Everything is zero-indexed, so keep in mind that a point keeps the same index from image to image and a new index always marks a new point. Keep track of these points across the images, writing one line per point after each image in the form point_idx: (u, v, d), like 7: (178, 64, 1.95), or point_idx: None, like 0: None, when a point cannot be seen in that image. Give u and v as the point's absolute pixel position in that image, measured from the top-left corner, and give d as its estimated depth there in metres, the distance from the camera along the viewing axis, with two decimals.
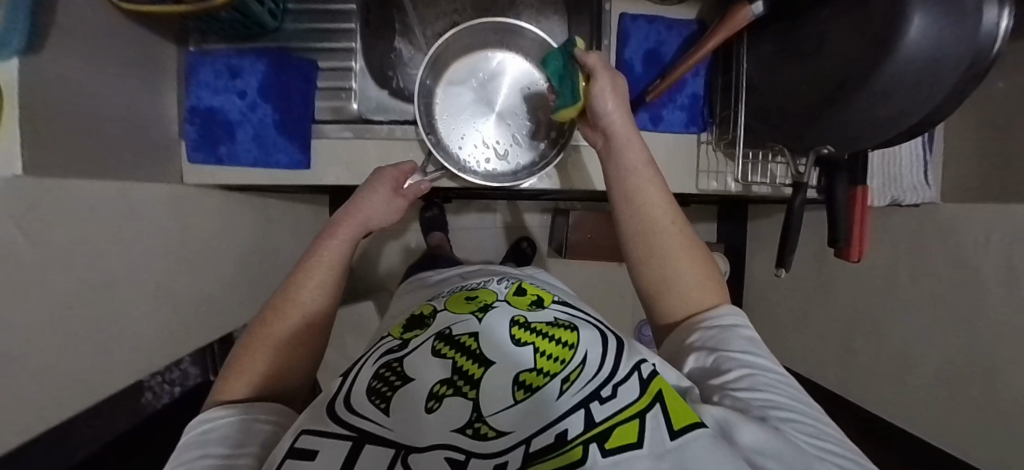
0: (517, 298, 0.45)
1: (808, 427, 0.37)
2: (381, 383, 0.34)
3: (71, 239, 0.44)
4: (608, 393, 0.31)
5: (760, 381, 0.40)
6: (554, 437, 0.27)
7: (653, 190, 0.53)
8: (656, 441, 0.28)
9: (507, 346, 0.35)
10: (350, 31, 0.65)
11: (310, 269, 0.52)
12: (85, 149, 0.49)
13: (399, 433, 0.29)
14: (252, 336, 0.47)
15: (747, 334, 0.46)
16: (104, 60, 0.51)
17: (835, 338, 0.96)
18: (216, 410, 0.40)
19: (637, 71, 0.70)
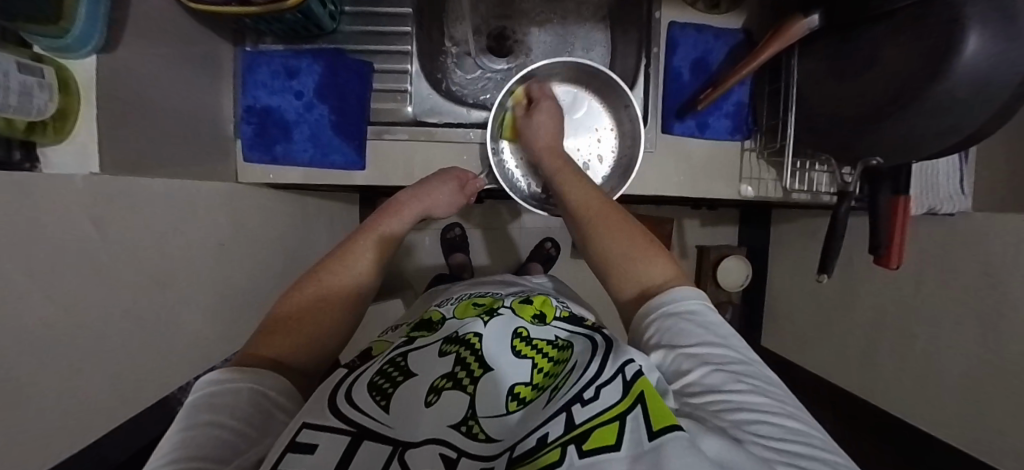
0: (521, 306, 0.49)
1: (776, 427, 0.28)
2: (382, 376, 0.35)
3: (138, 234, 0.45)
4: (591, 394, 0.30)
5: (723, 379, 0.32)
6: (536, 441, 0.27)
7: (587, 193, 0.54)
8: (634, 442, 0.25)
9: (508, 355, 0.39)
10: (406, 35, 0.63)
11: (365, 243, 0.51)
12: (152, 145, 0.49)
13: (399, 429, 0.30)
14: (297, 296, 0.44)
15: (704, 317, 0.38)
16: (174, 59, 0.51)
17: (845, 374, 0.86)
18: (234, 372, 0.34)
19: (685, 79, 0.65)
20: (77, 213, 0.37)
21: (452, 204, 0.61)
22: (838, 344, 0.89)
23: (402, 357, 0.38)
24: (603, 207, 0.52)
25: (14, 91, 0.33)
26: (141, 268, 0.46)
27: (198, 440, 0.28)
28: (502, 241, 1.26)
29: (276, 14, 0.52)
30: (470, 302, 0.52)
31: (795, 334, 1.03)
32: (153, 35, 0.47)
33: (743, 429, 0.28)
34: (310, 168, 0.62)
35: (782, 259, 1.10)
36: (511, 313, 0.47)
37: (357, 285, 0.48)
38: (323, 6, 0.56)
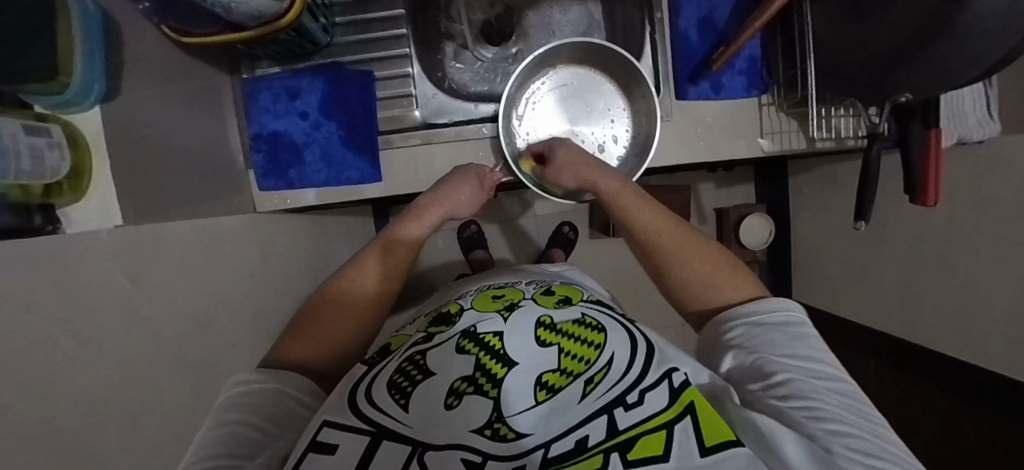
0: (544, 297, 0.50)
1: (864, 444, 0.29)
2: (402, 378, 0.37)
3: (170, 282, 0.45)
4: (634, 398, 0.33)
5: (811, 389, 0.32)
6: (574, 443, 0.31)
7: (647, 213, 0.50)
8: (684, 455, 0.28)
9: (533, 345, 0.40)
10: (402, 37, 0.62)
11: (390, 245, 0.48)
12: (171, 190, 0.49)
13: (420, 428, 0.32)
14: (324, 301, 0.43)
15: (799, 330, 0.37)
16: (176, 99, 0.50)
17: (885, 314, 0.86)
18: (257, 373, 0.36)
19: (693, 41, 0.63)
20: (102, 267, 0.37)
21: (477, 202, 0.57)
22: (871, 287, 0.88)
23: (420, 355, 0.40)
24: (668, 236, 0.48)
25: (27, 154, 0.33)
26: (177, 311, 0.45)
27: (224, 435, 0.30)
28: (520, 230, 1.26)
29: (270, 36, 0.50)
30: (489, 294, 0.52)
31: (827, 283, 1.02)
32: (153, 76, 0.46)
33: (831, 440, 0.29)
34: (326, 187, 0.61)
35: (805, 209, 1.08)
36: (532, 304, 0.48)
37: (382, 291, 0.45)
38: (316, 20, 0.54)
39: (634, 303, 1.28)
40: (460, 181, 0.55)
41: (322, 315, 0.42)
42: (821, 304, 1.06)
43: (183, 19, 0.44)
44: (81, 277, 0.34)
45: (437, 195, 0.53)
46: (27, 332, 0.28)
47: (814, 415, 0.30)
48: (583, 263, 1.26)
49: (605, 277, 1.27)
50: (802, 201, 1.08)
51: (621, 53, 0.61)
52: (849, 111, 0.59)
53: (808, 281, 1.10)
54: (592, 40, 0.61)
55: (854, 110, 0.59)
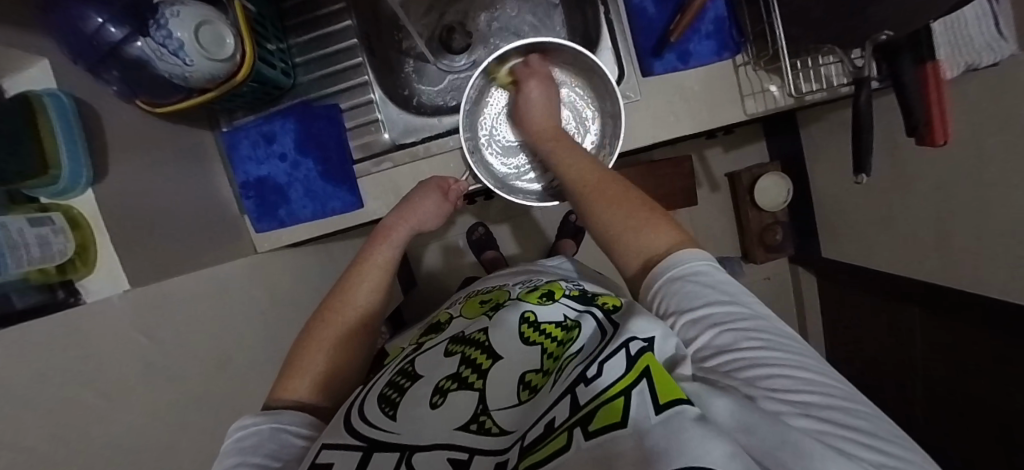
0: (528, 294, 0.48)
1: (789, 380, 0.27)
2: (392, 391, 0.38)
3: (186, 329, 0.50)
4: (594, 372, 0.29)
5: (732, 341, 0.30)
6: (546, 426, 0.28)
7: (579, 166, 0.51)
8: (642, 416, 0.24)
9: (517, 342, 0.40)
10: (360, 65, 0.65)
11: (362, 273, 0.49)
12: (179, 245, 0.54)
13: (408, 433, 0.32)
14: (309, 334, 0.45)
15: (714, 276, 0.35)
16: (164, 163, 0.55)
17: (919, 263, 0.79)
18: (254, 415, 0.37)
19: (651, 12, 0.60)
20: (120, 326, 0.42)
21: (440, 214, 0.59)
22: (903, 234, 0.81)
23: (412, 366, 0.41)
24: (596, 186, 0.48)
25: (34, 243, 0.36)
26: (196, 353, 0.50)
27: None
28: (528, 226, 1.26)
29: (235, 92, 0.53)
30: (476, 299, 0.52)
31: (856, 236, 0.95)
32: (137, 145, 0.51)
33: (757, 390, 0.26)
34: (316, 221, 0.64)
35: (822, 161, 1.00)
36: (517, 302, 0.47)
37: (362, 318, 0.47)
38: (273, 67, 0.57)
39: None
40: (426, 197, 0.57)
41: (308, 347, 0.43)
42: (853, 258, 0.99)
43: (151, 93, 0.48)
44: (98, 339, 0.39)
45: (400, 216, 0.55)
46: (50, 396, 0.33)
47: (738, 368, 0.28)
48: (595, 249, 1.25)
49: None
50: (818, 152, 1.01)
51: (574, 48, 0.60)
52: (830, 57, 0.55)
53: (837, 236, 1.02)
54: (541, 40, 0.60)
55: (837, 55, 0.55)
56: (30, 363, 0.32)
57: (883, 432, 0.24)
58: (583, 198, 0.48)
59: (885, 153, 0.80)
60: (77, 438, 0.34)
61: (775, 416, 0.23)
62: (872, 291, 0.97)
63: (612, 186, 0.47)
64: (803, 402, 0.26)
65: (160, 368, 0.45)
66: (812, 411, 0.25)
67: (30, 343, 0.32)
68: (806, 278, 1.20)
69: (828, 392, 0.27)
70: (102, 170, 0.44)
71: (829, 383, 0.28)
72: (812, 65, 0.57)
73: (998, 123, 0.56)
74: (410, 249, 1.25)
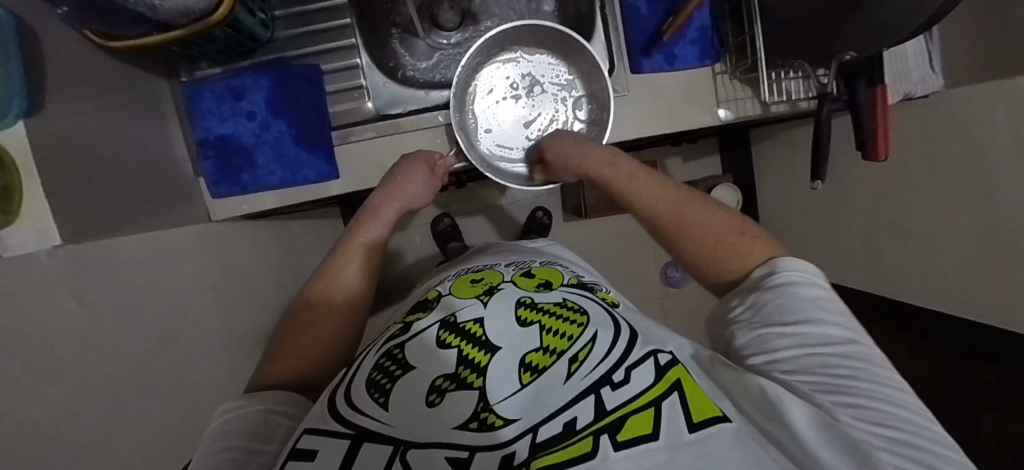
0: (523, 279, 0.48)
1: (875, 415, 0.26)
2: (381, 375, 0.35)
3: (131, 296, 0.43)
4: (620, 377, 0.31)
5: (817, 365, 0.30)
6: (562, 427, 0.28)
7: (649, 183, 0.49)
8: (674, 432, 0.26)
9: (516, 327, 0.39)
10: (347, 27, 0.61)
11: (347, 247, 0.47)
12: (124, 201, 0.47)
13: (402, 428, 0.30)
14: (293, 316, 0.42)
15: (819, 295, 0.33)
16: (111, 106, 0.48)
17: (848, 268, 0.89)
18: (237, 398, 0.33)
19: (643, 12, 0.64)
20: (55, 288, 0.34)
21: (431, 190, 0.57)
22: (836, 245, 0.91)
23: (399, 349, 0.38)
24: (678, 201, 0.46)
25: None
26: (137, 328, 0.43)
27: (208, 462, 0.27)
28: (496, 219, 1.26)
29: (205, 35, 0.48)
30: (468, 279, 0.51)
31: (795, 244, 1.06)
32: (85, 80, 0.44)
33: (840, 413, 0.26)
34: (283, 189, 0.60)
35: (770, 174, 1.10)
36: (513, 287, 0.46)
37: (353, 293, 0.45)
38: (253, 14, 0.52)
39: (614, 280, 1.30)
40: (414, 171, 0.55)
41: (292, 327, 0.40)
42: None
43: (108, 24, 0.41)
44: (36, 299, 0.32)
45: (390, 192, 0.53)
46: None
47: (819, 389, 0.29)
48: None
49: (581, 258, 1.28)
50: (767, 165, 1.11)
51: (571, 35, 0.61)
52: (797, 73, 0.61)
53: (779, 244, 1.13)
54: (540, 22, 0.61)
55: (803, 72, 0.61)
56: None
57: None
58: (663, 219, 0.46)
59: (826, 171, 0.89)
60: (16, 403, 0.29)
61: (849, 435, 0.25)
62: None
63: (692, 205, 0.46)
64: (892, 440, 0.25)
65: (104, 336, 0.38)
66: (889, 441, 0.25)
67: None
68: None
69: (911, 430, 0.25)
70: (37, 104, 0.37)
71: (918, 421, 0.26)
72: (781, 79, 0.62)
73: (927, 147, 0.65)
74: None
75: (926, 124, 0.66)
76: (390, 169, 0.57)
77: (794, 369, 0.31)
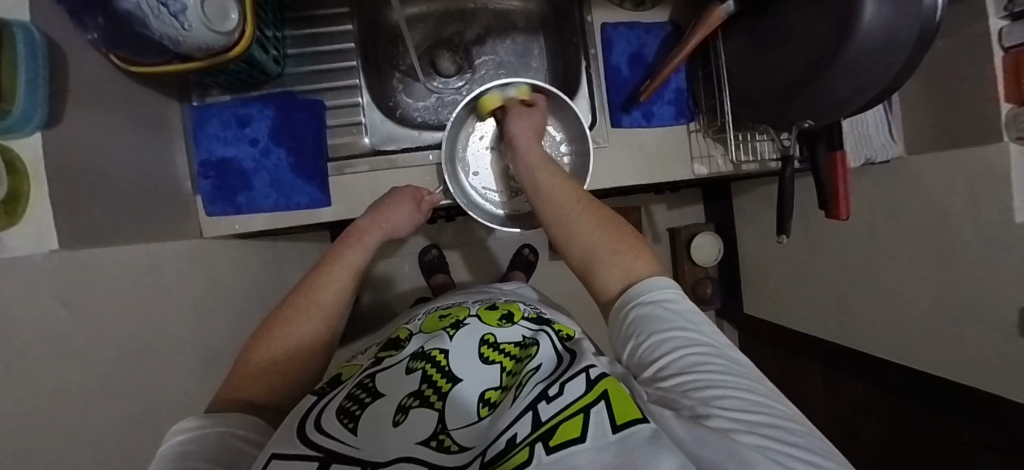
0: (488, 313, 0.50)
1: (731, 399, 0.29)
2: (351, 403, 0.35)
3: (111, 306, 0.44)
4: (555, 391, 0.32)
5: (687, 366, 0.32)
6: (506, 442, 0.28)
7: (561, 186, 0.53)
8: (599, 434, 0.26)
9: (476, 363, 0.40)
10: (352, 69, 0.67)
11: (329, 270, 0.49)
12: (118, 214, 0.48)
13: (369, 449, 0.30)
14: (267, 330, 0.43)
15: (681, 304, 0.37)
16: (121, 124, 0.51)
17: (822, 323, 0.91)
18: (201, 416, 0.33)
19: (624, 74, 0.71)
20: (41, 289, 0.36)
21: (412, 223, 0.61)
22: (809, 297, 0.94)
23: (371, 379, 0.39)
24: (583, 207, 0.50)
25: None
26: (117, 335, 0.44)
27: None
28: (484, 254, 1.27)
29: (219, 67, 0.53)
30: (435, 315, 0.52)
31: (772, 295, 1.08)
32: (98, 98, 0.47)
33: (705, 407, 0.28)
34: (275, 212, 0.62)
35: (749, 226, 1.15)
36: (477, 322, 0.48)
37: (329, 314, 0.46)
38: (267, 52, 0.58)
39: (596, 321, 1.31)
40: (399, 204, 0.59)
41: (266, 341, 0.42)
42: (769, 315, 1.11)
43: (132, 48, 0.46)
44: (16, 298, 0.33)
45: (373, 221, 0.56)
46: None
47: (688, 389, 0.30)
48: (544, 285, 1.28)
49: (566, 296, 1.30)
50: (746, 217, 1.16)
51: (557, 96, 0.67)
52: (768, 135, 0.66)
53: (757, 295, 1.15)
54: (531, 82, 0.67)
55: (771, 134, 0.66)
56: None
57: (814, 448, 0.26)
58: (563, 241, 0.49)
59: (798, 225, 0.94)
60: None
61: (719, 429, 0.26)
62: (784, 348, 1.08)
63: (583, 218, 0.48)
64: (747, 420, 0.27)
65: (77, 347, 0.38)
66: (751, 425, 0.27)
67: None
68: (727, 332, 1.32)
69: (767, 410, 0.28)
70: (53, 119, 0.40)
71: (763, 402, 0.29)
72: (750, 140, 0.67)
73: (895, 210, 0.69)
74: None
75: (890, 189, 0.71)
76: (376, 201, 0.61)
77: (671, 375, 0.32)
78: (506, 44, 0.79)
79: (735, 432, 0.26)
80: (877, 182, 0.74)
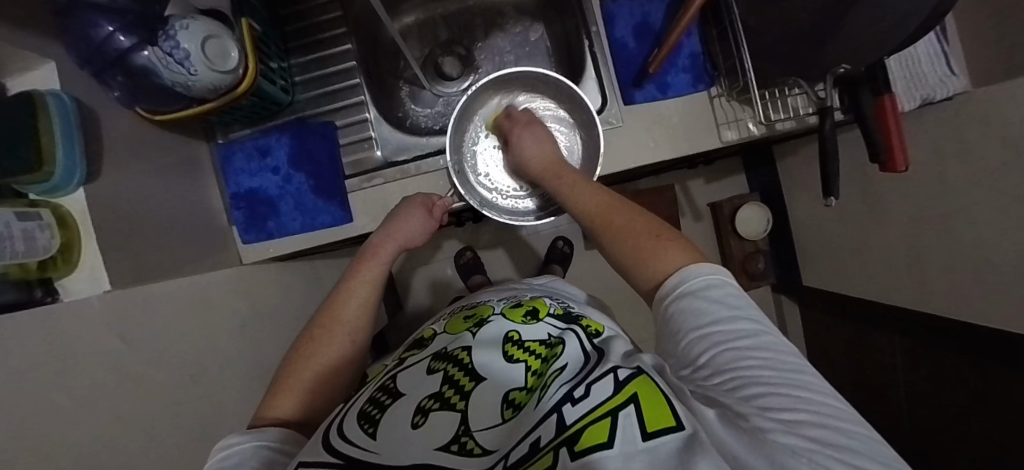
0: (512, 310, 0.49)
1: (780, 401, 0.26)
2: (373, 407, 0.35)
3: (167, 335, 0.48)
4: (581, 393, 0.30)
5: (732, 363, 0.29)
6: (530, 446, 0.27)
7: (589, 194, 0.53)
8: (628, 440, 0.24)
9: (500, 364, 0.39)
10: (357, 87, 0.70)
11: (350, 289, 0.50)
12: (162, 251, 0.53)
13: (388, 454, 0.29)
14: (300, 351, 0.45)
15: (726, 290, 0.34)
16: (155, 169, 0.56)
17: (894, 289, 0.81)
18: (242, 433, 0.35)
19: (632, 47, 0.67)
20: (99, 328, 0.40)
21: (427, 232, 0.62)
22: (877, 262, 0.83)
23: (392, 382, 0.39)
24: (610, 212, 0.49)
25: (19, 237, 0.36)
26: (173, 364, 0.48)
27: None
28: (518, 250, 1.26)
29: (235, 104, 0.57)
30: (459, 316, 0.51)
31: (834, 263, 0.98)
32: (129, 150, 0.52)
33: (750, 410, 0.26)
34: (306, 233, 0.66)
35: (800, 191, 1.05)
36: (501, 319, 0.47)
37: (354, 330, 0.47)
38: (275, 83, 0.62)
39: (641, 307, 1.26)
40: (413, 214, 0.60)
41: (297, 363, 0.43)
42: (832, 285, 1.00)
43: (152, 101, 0.51)
44: (71, 337, 0.37)
45: (389, 233, 0.58)
46: (30, 394, 0.32)
47: (735, 388, 0.28)
48: (583, 276, 1.25)
49: (606, 285, 1.26)
50: (796, 181, 1.06)
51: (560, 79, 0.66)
52: (801, 89, 0.60)
53: (816, 265, 1.05)
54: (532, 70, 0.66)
55: (804, 89, 0.60)
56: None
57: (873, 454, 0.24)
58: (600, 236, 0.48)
59: (857, 183, 0.83)
60: (54, 439, 0.32)
61: (763, 438, 0.24)
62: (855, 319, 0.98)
63: (620, 217, 0.47)
64: (794, 422, 0.25)
65: (137, 375, 0.43)
66: (802, 431, 0.25)
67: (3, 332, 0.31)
68: (789, 308, 1.22)
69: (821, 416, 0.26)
70: (95, 172, 0.46)
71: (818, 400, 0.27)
72: (780, 97, 0.62)
73: (970, 150, 0.60)
74: (398, 274, 1.24)
75: (962, 129, 0.61)
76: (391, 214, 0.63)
77: (713, 372, 0.30)
78: (506, 39, 0.79)
79: (780, 441, 0.24)
80: (946, 122, 0.64)
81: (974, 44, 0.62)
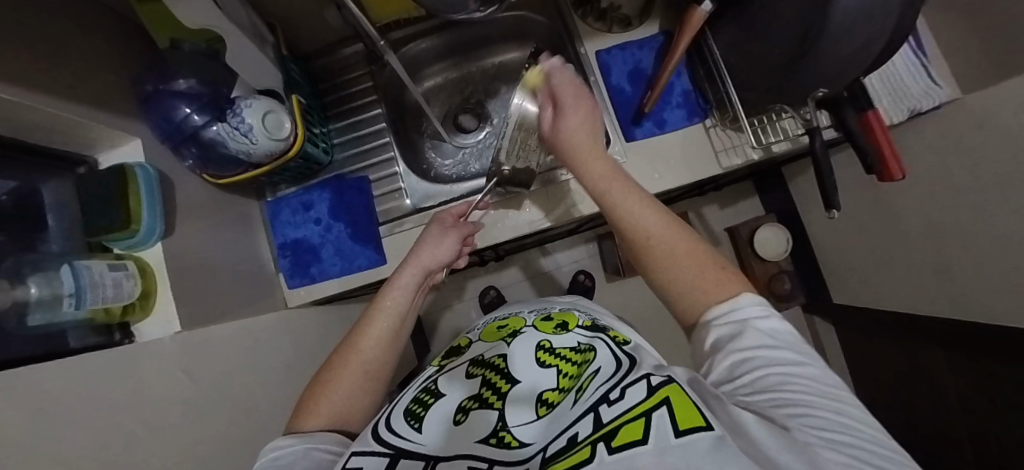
0: (543, 322, 0.52)
1: (818, 421, 0.28)
2: (416, 406, 0.39)
3: (225, 372, 0.53)
4: (617, 395, 0.32)
5: (775, 384, 0.31)
6: (568, 440, 0.30)
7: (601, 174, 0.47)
8: (661, 435, 0.26)
9: (534, 366, 0.42)
10: (387, 144, 0.79)
11: (372, 321, 0.51)
12: (221, 297, 0.60)
13: (432, 447, 0.33)
14: (327, 373, 0.48)
15: (771, 322, 0.36)
16: (216, 227, 0.64)
17: (924, 300, 0.79)
18: (286, 438, 0.40)
19: (628, 90, 0.74)
20: (171, 364, 0.46)
21: (449, 255, 0.61)
22: (903, 274, 0.82)
23: (434, 384, 0.43)
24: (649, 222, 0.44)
25: (109, 285, 0.43)
26: (226, 398, 0.52)
27: None
28: (540, 286, 1.29)
29: (285, 166, 0.66)
30: (494, 325, 0.56)
31: (861, 279, 0.97)
32: (197, 212, 0.60)
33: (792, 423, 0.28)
34: (343, 277, 0.72)
35: (815, 209, 1.06)
36: (533, 330, 0.50)
37: (370, 364, 0.49)
38: (318, 146, 0.71)
39: (669, 338, 1.24)
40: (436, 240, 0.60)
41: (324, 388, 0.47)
42: (863, 301, 0.98)
43: (216, 166, 0.60)
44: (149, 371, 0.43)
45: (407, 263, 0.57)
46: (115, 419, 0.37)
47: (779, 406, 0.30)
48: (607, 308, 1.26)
49: (631, 317, 1.26)
50: (809, 200, 1.07)
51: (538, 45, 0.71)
52: (789, 114, 0.65)
53: (844, 282, 1.04)
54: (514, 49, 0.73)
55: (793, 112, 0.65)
56: (66, 380, 0.34)
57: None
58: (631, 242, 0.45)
59: (868, 197, 0.85)
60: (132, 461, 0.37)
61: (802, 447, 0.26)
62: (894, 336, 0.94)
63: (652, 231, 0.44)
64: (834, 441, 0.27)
65: (200, 407, 0.47)
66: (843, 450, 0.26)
67: (76, 367, 0.35)
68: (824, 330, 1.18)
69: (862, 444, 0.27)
70: (170, 229, 0.53)
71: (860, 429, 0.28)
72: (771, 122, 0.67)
73: (969, 156, 0.62)
74: (426, 315, 1.29)
75: (958, 137, 0.64)
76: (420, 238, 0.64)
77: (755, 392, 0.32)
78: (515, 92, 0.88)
79: (819, 453, 0.25)
80: (943, 132, 0.67)
81: (953, 58, 0.66)
